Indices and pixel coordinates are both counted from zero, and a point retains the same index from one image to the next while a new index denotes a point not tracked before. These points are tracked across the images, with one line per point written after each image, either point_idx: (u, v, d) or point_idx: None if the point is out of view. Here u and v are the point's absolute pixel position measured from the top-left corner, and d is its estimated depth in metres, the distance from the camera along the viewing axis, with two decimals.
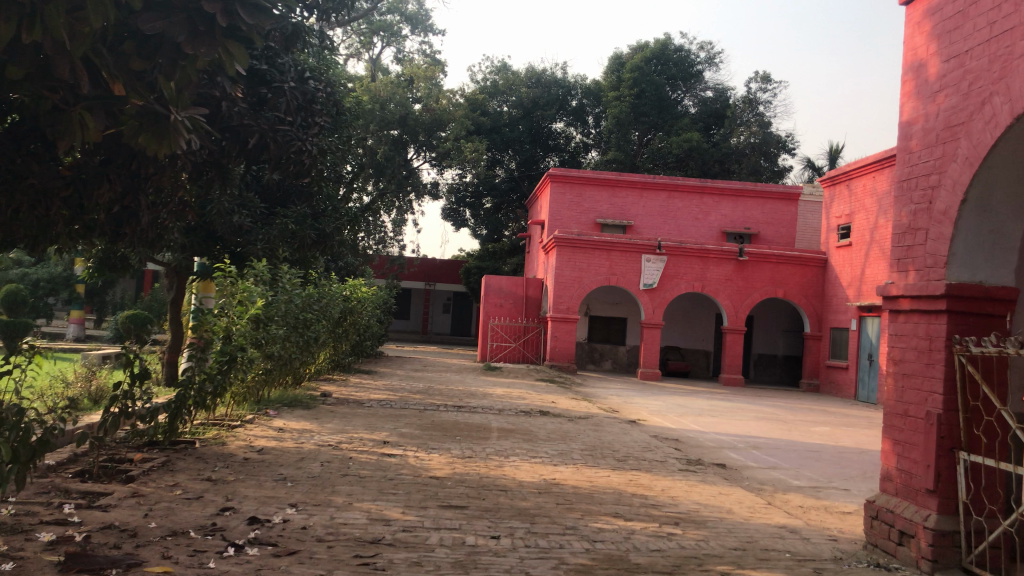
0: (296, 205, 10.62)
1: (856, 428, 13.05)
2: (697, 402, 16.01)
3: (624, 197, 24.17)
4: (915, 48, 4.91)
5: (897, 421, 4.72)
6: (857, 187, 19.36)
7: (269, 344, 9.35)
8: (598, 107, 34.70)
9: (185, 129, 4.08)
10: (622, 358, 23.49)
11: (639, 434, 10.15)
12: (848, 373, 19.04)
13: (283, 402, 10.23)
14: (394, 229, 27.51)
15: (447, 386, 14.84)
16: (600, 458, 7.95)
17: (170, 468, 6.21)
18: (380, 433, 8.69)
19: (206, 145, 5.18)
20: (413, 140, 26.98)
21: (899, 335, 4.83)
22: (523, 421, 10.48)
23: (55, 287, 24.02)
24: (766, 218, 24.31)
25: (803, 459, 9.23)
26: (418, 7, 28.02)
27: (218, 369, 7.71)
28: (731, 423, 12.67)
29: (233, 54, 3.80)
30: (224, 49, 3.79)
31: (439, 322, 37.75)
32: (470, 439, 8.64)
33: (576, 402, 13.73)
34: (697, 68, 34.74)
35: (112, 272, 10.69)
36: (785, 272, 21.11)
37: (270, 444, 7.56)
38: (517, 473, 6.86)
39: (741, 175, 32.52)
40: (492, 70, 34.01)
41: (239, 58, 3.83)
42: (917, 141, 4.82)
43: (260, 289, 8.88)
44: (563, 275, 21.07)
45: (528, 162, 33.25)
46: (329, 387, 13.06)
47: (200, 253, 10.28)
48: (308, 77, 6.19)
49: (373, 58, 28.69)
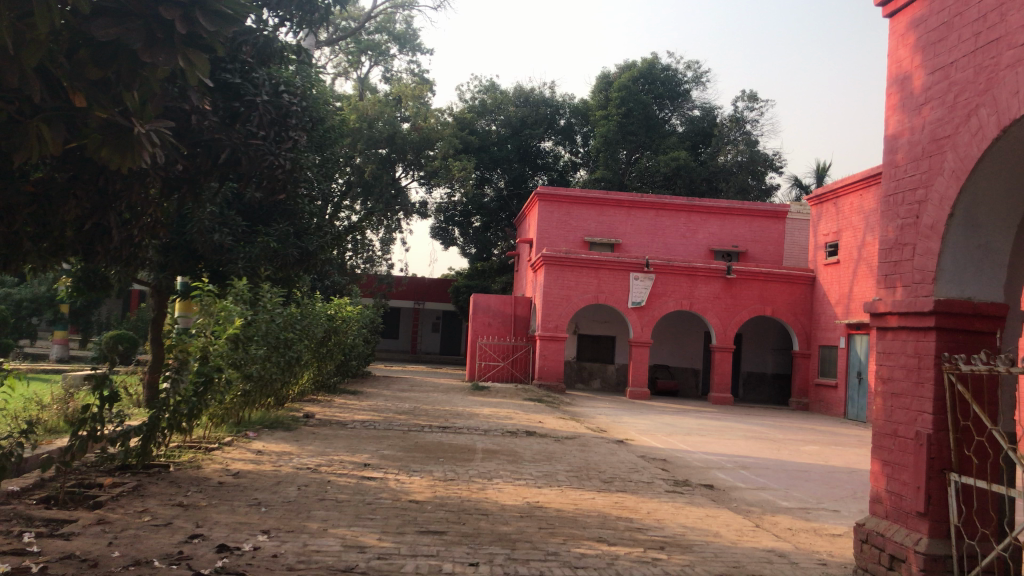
0: (278, 223, 10.46)
1: (846, 447, 12.91)
2: (686, 420, 15.88)
3: (612, 215, 24.11)
4: (899, 60, 4.83)
5: (887, 441, 4.59)
6: (844, 205, 19.37)
7: (248, 364, 9.18)
8: (586, 126, 34.72)
9: (148, 142, 3.96)
10: (611, 376, 23.34)
11: (626, 454, 10.00)
12: (838, 392, 18.94)
13: (263, 424, 10.05)
14: (382, 248, 27.33)
15: (432, 406, 14.65)
16: (586, 480, 7.79)
17: (141, 493, 6.03)
18: (361, 455, 8.51)
19: (175, 159, 5.04)
20: (401, 159, 26.88)
21: (887, 353, 4.72)
22: (508, 441, 10.31)
23: (38, 307, 23.73)
24: (754, 236, 24.29)
25: (792, 480, 9.09)
26: (406, 26, 27.97)
27: (193, 392, 7.51)
28: (720, 443, 12.52)
29: (195, 63, 3.74)
30: (184, 57, 3.69)
31: (428, 341, 37.55)
32: (453, 461, 8.46)
33: (564, 422, 13.55)
34: (685, 87, 34.86)
35: (92, 292, 10.49)
36: (773, 289, 21.04)
37: (247, 467, 7.38)
38: (499, 496, 6.69)
39: (729, 193, 32.55)
40: (480, 90, 33.98)
41: (200, 66, 3.73)
42: (903, 155, 4.72)
43: (241, 308, 8.76)
44: (551, 293, 20.95)
45: (517, 180, 33.26)
46: (312, 408, 12.85)
47: (181, 272, 10.11)
48: (282, 90, 6.07)
49: (361, 77, 28.72)
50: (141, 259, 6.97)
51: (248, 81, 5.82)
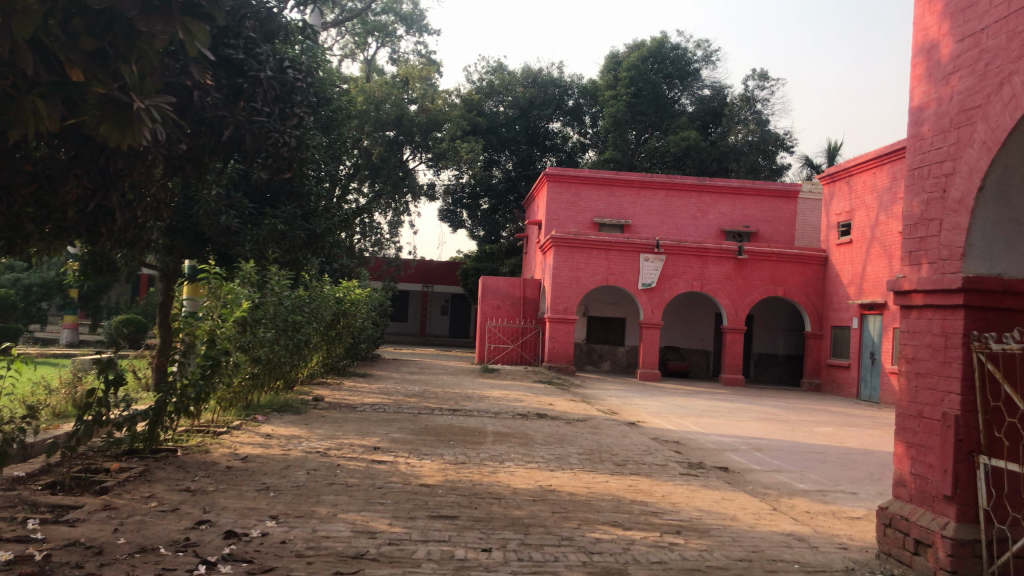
0: (285, 205, 10.33)
1: (861, 428, 12.77)
2: (698, 402, 15.78)
3: (621, 196, 23.90)
4: (926, 28, 4.66)
5: (911, 423, 4.45)
6: (857, 184, 19.12)
7: (256, 348, 9.09)
8: (594, 106, 34.47)
9: (150, 118, 3.82)
10: (621, 358, 23.23)
11: (639, 436, 9.88)
12: (850, 372, 18.77)
13: (272, 407, 9.96)
14: (390, 231, 27.19)
15: (442, 389, 14.55)
16: (599, 463, 7.67)
17: (148, 478, 5.93)
18: (371, 438, 8.42)
19: (176, 136, 4.90)
20: (408, 141, 26.69)
21: (912, 332, 4.57)
22: (519, 424, 10.21)
23: (47, 292, 23.73)
24: (765, 216, 24.06)
25: (807, 462, 8.95)
26: (413, 7, 27.73)
27: (200, 375, 7.39)
28: (732, 424, 12.40)
29: (194, 33, 3.60)
30: (184, 28, 3.57)
31: (437, 324, 37.50)
32: (464, 444, 8.36)
33: (574, 405, 13.44)
34: (694, 66, 34.50)
35: (99, 275, 10.39)
36: (785, 270, 20.83)
37: (255, 452, 7.29)
38: (511, 480, 6.58)
39: (739, 173, 32.25)
40: (488, 71, 33.71)
41: (200, 37, 3.61)
42: (928, 127, 4.56)
43: (248, 290, 8.68)
44: (561, 275, 20.79)
45: (525, 162, 33.05)
46: (322, 391, 12.78)
47: (189, 255, 10.00)
48: (286, 65, 5.92)
49: (368, 59, 28.47)
50: (146, 240, 6.85)
51: (252, 57, 5.67)
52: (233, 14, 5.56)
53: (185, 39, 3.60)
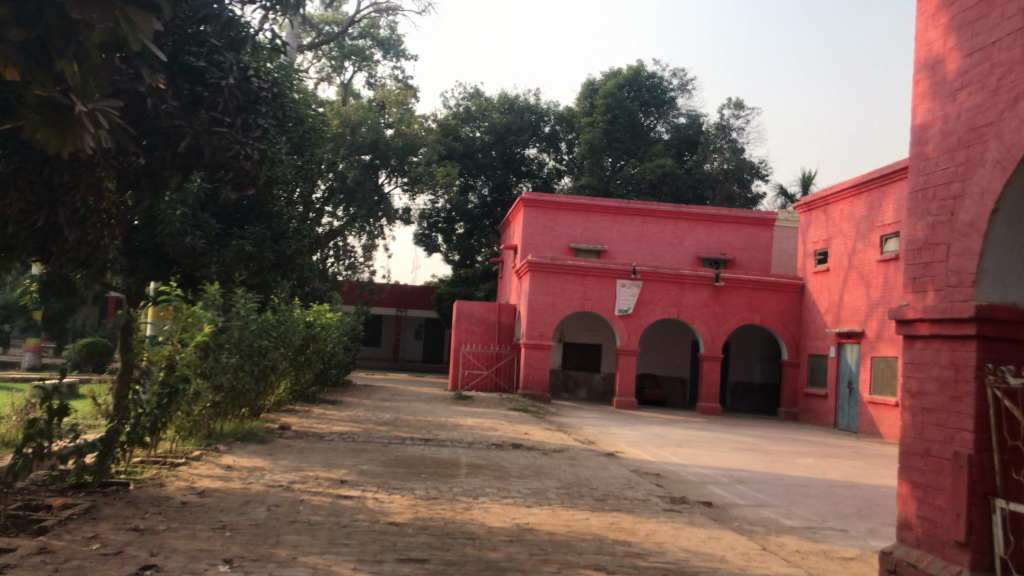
0: (253, 226, 9.92)
1: (843, 459, 12.50)
2: (676, 432, 15.44)
3: (598, 222, 23.72)
4: (929, 43, 4.44)
5: (917, 461, 4.19)
6: (834, 212, 19.04)
7: (218, 374, 8.66)
8: (570, 133, 34.42)
9: (91, 122, 3.51)
10: (597, 386, 22.91)
11: (618, 468, 9.53)
12: (828, 402, 18.57)
13: (236, 436, 9.51)
14: (365, 254, 26.73)
15: (414, 417, 14.12)
16: (578, 498, 7.30)
17: (94, 515, 5.47)
18: (338, 470, 7.98)
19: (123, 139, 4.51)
20: (384, 164, 26.28)
21: (916, 363, 4.32)
22: (494, 455, 9.82)
23: (9, 314, 23.09)
24: (741, 243, 23.95)
25: (791, 495, 8.63)
26: (391, 32, 27.48)
27: (156, 404, 6.92)
28: (712, 455, 12.08)
29: (136, 21, 3.46)
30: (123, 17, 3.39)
31: (410, 349, 37.03)
32: (435, 477, 7.94)
33: (551, 434, 13.06)
34: (670, 95, 34.59)
35: (58, 297, 9.88)
36: (762, 297, 20.68)
37: (214, 485, 6.84)
38: (486, 517, 6.20)
39: (715, 201, 32.23)
40: (465, 96, 33.59)
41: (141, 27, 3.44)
42: (934, 146, 4.32)
43: (212, 313, 8.23)
44: (537, 300, 20.49)
45: (501, 187, 32.87)
46: (289, 419, 12.30)
47: (153, 277, 9.56)
48: (251, 75, 5.54)
49: (345, 83, 28.16)
50: (101, 258, 6.48)
51: (215, 65, 5.30)
52: (192, 18, 5.22)
53: (125, 27, 3.45)
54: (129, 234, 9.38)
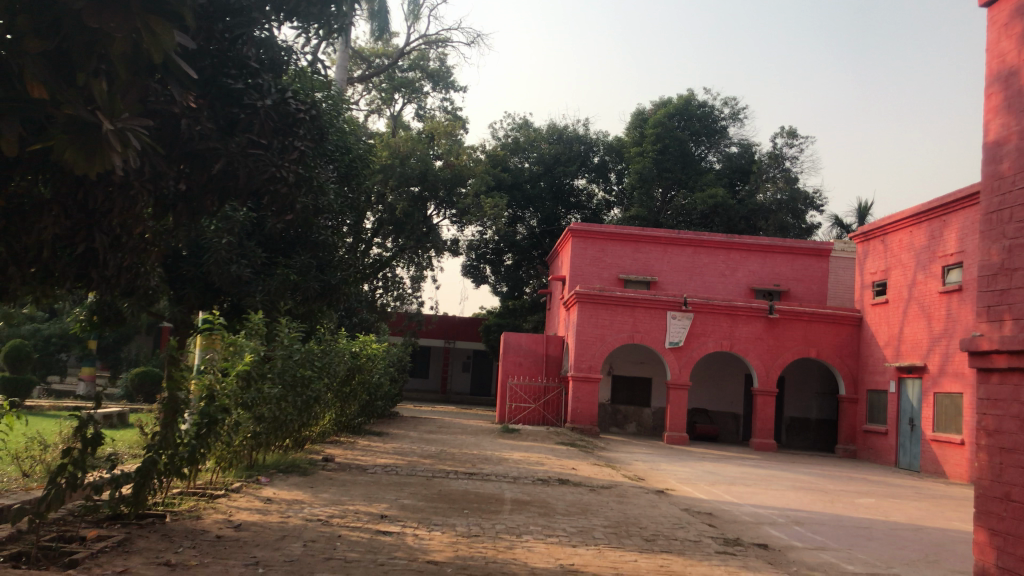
0: (299, 254, 9.87)
1: (906, 500, 11.91)
2: (730, 468, 14.94)
3: (647, 252, 23.40)
4: (1003, 54, 4.31)
5: (995, 506, 3.87)
6: (893, 242, 18.48)
7: (260, 405, 8.56)
8: (620, 164, 34.20)
9: (118, 141, 3.53)
10: (647, 421, 22.44)
11: (668, 507, 9.15)
12: (888, 439, 17.86)
13: (278, 468, 9.40)
14: (413, 285, 26.68)
15: (460, 450, 13.90)
16: (625, 538, 6.98)
17: (127, 548, 5.36)
18: (379, 505, 7.79)
19: (155, 159, 4.50)
20: (433, 196, 26.24)
21: (994, 400, 4.02)
22: (539, 491, 9.53)
23: (66, 343, 23.54)
24: (796, 275, 23.37)
25: (853, 538, 8.17)
26: (441, 64, 27.65)
27: (194, 436, 6.80)
28: (768, 494, 11.61)
29: (159, 33, 3.49)
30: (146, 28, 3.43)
31: (458, 381, 36.89)
32: (478, 513, 7.69)
33: (599, 469, 12.71)
34: (721, 124, 34.17)
35: (106, 326, 9.93)
36: (818, 330, 20.10)
37: (252, 518, 6.69)
38: (529, 557, 5.95)
39: (768, 232, 31.62)
40: (514, 127, 33.66)
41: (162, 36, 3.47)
42: (1010, 164, 4.16)
43: (254, 343, 8.18)
44: (585, 332, 20.21)
45: (550, 219, 32.73)
46: (333, 450, 12.20)
47: (199, 306, 9.55)
48: (289, 96, 5.54)
49: (395, 115, 28.39)
50: (143, 286, 6.46)
51: (254, 88, 5.31)
52: (229, 37, 5.15)
53: (148, 40, 3.48)
54: (176, 262, 9.41)
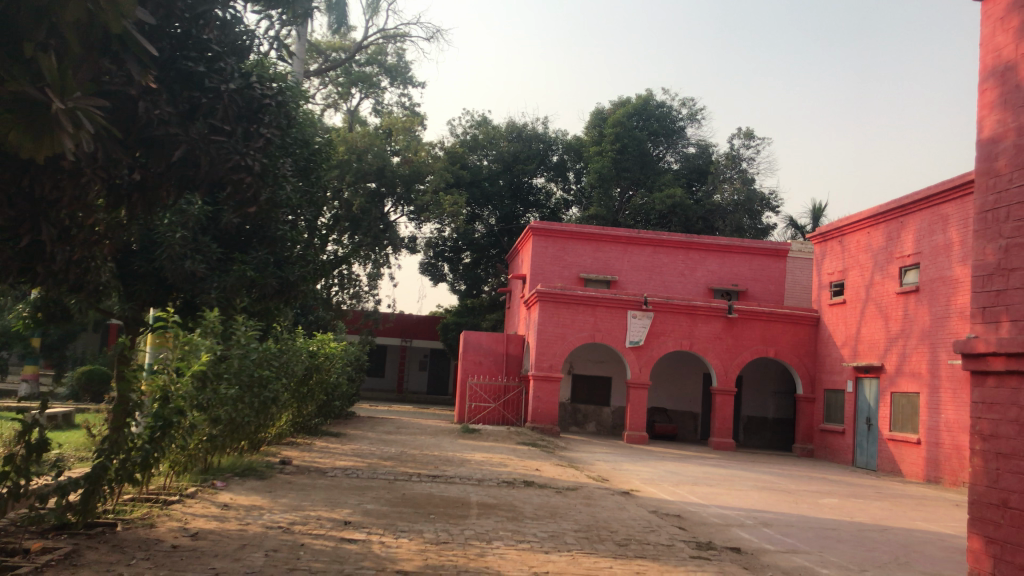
0: (256, 250, 9.54)
1: (868, 500, 11.96)
2: (692, 468, 14.88)
3: (608, 251, 23.35)
4: (998, 48, 4.55)
5: (994, 513, 4.07)
6: (850, 243, 18.65)
7: (216, 407, 8.21)
8: (579, 163, 34.17)
9: (69, 122, 3.28)
10: (606, 420, 22.38)
11: (636, 509, 9.00)
12: (845, 438, 18.02)
13: (234, 471, 9.04)
14: (370, 283, 26.22)
15: (420, 451, 13.63)
16: (598, 543, 6.81)
17: (76, 561, 5.02)
18: (342, 510, 7.51)
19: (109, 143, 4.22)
20: (391, 192, 25.93)
21: (989, 404, 4.24)
22: (505, 494, 9.33)
23: (7, 341, 22.64)
24: (754, 274, 23.51)
25: (822, 541, 8.10)
26: (399, 59, 27.38)
27: (147, 439, 6.43)
28: (732, 494, 11.57)
29: None
30: None
31: (415, 380, 36.55)
32: (445, 518, 7.45)
33: (562, 470, 12.55)
34: (679, 125, 34.35)
35: (53, 323, 9.49)
36: (776, 330, 20.21)
37: (209, 526, 6.37)
38: (501, 565, 5.74)
39: (725, 232, 31.90)
40: (472, 125, 33.26)
41: None
42: (1006, 161, 4.38)
43: (210, 342, 7.81)
44: (546, 331, 20.05)
45: (508, 217, 32.58)
46: (291, 452, 11.87)
47: (152, 304, 9.16)
48: (254, 81, 5.30)
49: (352, 110, 27.91)
50: (93, 282, 6.12)
51: (215, 71, 5.03)
52: (190, 16, 4.87)
53: None
54: (127, 257, 9.00)
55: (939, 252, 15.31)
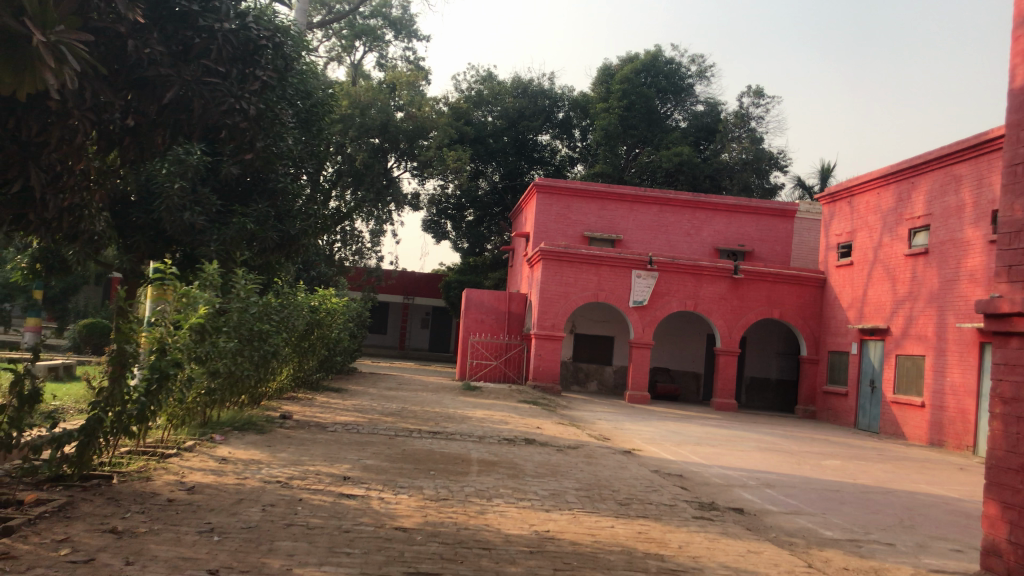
0: (257, 203, 9.41)
1: (871, 462, 11.90)
2: (694, 429, 14.82)
3: (613, 210, 23.11)
4: None
5: (1011, 479, 3.99)
6: (859, 204, 18.40)
7: (215, 359, 8.09)
8: (584, 120, 33.68)
9: (51, 57, 3.18)
10: (608, 379, 22.35)
11: (638, 469, 8.94)
12: (848, 400, 17.97)
13: (234, 425, 8.98)
14: (372, 239, 26.03)
15: (421, 407, 13.58)
16: (599, 502, 6.72)
17: (70, 514, 4.93)
18: (342, 465, 7.44)
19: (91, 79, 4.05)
20: (394, 148, 25.56)
21: (1011, 365, 4.14)
22: (506, 451, 9.25)
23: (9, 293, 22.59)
24: (760, 235, 23.29)
25: (825, 502, 8.03)
26: (403, 12, 26.85)
27: (143, 391, 6.31)
28: (735, 455, 11.51)
29: None
30: None
31: (417, 337, 36.55)
32: (445, 475, 7.38)
33: (564, 429, 12.49)
34: (688, 82, 33.82)
35: (52, 274, 9.37)
36: (781, 291, 20.05)
37: (207, 480, 6.29)
38: (502, 523, 5.65)
39: (732, 192, 31.57)
40: (477, 80, 32.78)
41: None
42: None
43: (209, 294, 7.69)
44: (550, 290, 19.91)
45: (513, 174, 32.22)
46: (291, 406, 11.81)
47: (151, 256, 9.01)
48: (251, 21, 5.10)
49: (355, 63, 27.47)
50: (88, 231, 5.96)
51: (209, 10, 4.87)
52: None
53: None
54: (126, 208, 8.85)
55: (950, 213, 15.07)
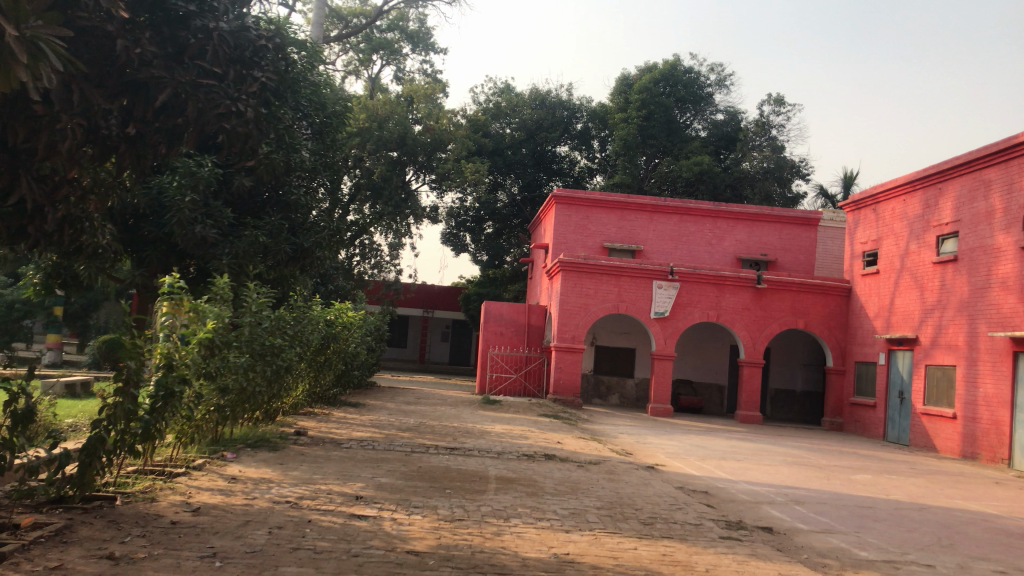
0: (270, 215, 9.29)
1: (903, 476, 11.48)
2: (719, 442, 14.45)
3: (633, 220, 22.83)
4: None
5: None
6: (885, 211, 18.01)
7: (225, 375, 7.88)
8: (603, 130, 33.41)
9: (23, 52, 3.05)
10: (630, 392, 22.00)
11: (662, 485, 8.62)
12: (876, 412, 17.53)
13: (246, 442, 8.78)
14: (391, 252, 25.87)
15: (439, 422, 13.32)
16: (621, 522, 6.43)
17: (67, 537, 4.74)
18: (354, 484, 7.21)
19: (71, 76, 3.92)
20: (412, 161, 25.37)
21: None
22: (525, 468, 8.97)
23: (30, 310, 22.57)
24: (783, 244, 22.90)
25: (857, 520, 7.67)
26: (420, 25, 26.77)
27: (150, 407, 6.13)
28: (761, 469, 11.15)
29: None
30: None
31: (437, 350, 36.38)
32: (462, 494, 7.12)
33: (585, 443, 12.19)
34: (707, 91, 33.49)
35: (66, 288, 9.25)
36: (806, 300, 19.64)
37: (213, 500, 6.08)
38: (519, 545, 5.38)
39: (753, 201, 31.19)
40: (495, 92, 32.68)
41: None
42: None
43: (218, 309, 7.46)
44: (569, 301, 19.66)
45: (531, 185, 32.07)
46: (307, 422, 11.61)
47: (163, 270, 8.86)
48: (249, 21, 5.15)
49: (372, 76, 27.40)
50: (92, 243, 5.78)
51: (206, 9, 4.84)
52: None
53: None
54: (139, 222, 8.74)
55: (979, 219, 14.68)
